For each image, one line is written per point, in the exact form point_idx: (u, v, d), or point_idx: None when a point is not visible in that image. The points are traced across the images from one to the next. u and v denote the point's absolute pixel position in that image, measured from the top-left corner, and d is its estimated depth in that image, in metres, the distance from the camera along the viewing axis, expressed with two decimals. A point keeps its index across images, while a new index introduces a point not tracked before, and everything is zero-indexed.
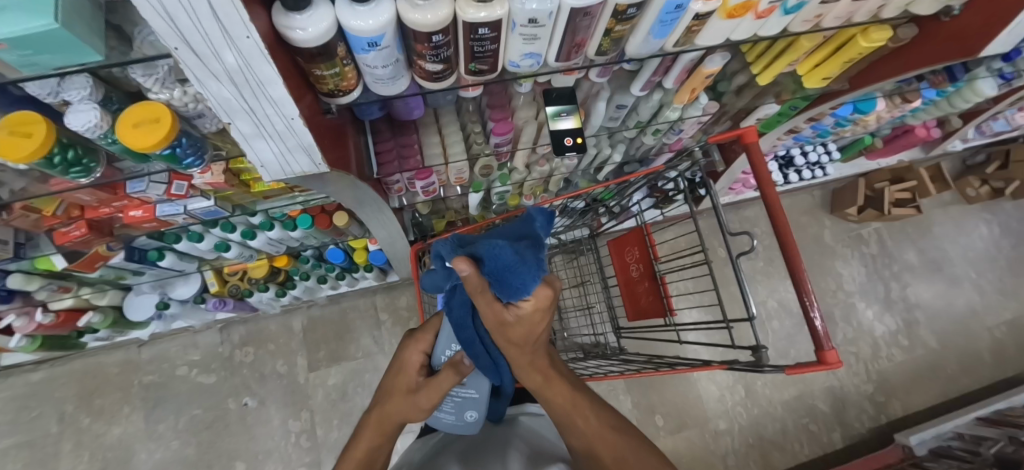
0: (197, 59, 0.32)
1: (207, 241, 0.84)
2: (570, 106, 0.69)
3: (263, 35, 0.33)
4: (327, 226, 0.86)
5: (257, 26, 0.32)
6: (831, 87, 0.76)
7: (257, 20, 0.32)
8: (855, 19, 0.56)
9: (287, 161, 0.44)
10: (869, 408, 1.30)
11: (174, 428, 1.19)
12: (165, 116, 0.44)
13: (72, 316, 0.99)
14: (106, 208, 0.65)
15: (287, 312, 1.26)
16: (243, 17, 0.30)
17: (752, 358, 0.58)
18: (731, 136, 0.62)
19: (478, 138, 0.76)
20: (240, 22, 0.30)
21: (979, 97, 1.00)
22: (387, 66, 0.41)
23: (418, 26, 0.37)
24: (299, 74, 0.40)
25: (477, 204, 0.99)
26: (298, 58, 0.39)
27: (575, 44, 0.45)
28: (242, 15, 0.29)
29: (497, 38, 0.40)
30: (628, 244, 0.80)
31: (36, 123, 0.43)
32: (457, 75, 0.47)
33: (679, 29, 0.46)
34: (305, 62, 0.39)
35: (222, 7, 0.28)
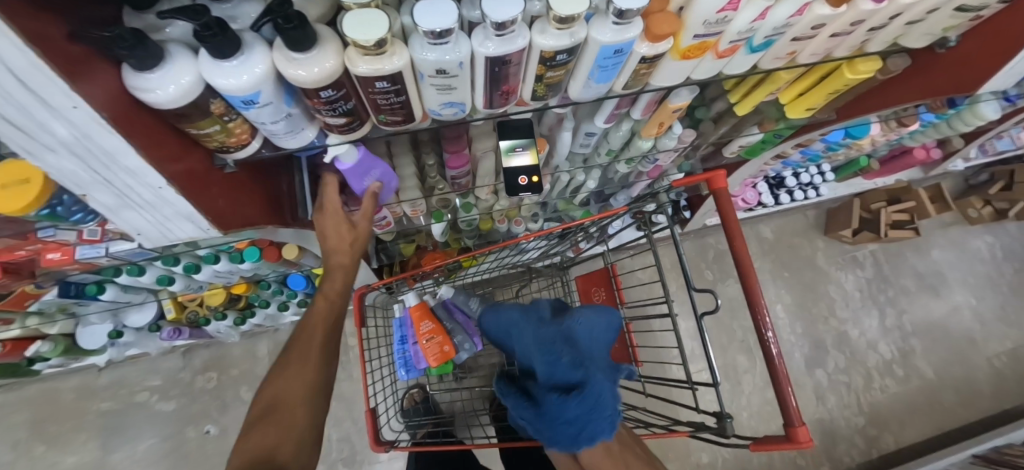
0: (21, 132, 0.27)
1: (149, 275, 0.78)
2: (526, 140, 0.62)
3: (109, 98, 0.28)
4: (277, 259, 0.81)
5: (98, 94, 0.27)
6: (816, 118, 0.70)
7: (99, 86, 0.27)
8: (836, 54, 0.49)
9: (167, 230, 0.39)
10: (861, 442, 1.24)
11: (130, 458, 1.14)
12: (36, 177, 0.38)
13: (19, 346, 0.95)
14: (22, 251, 0.60)
15: (253, 336, 1.21)
16: (65, 87, 0.24)
17: (717, 427, 0.53)
18: (699, 180, 0.56)
19: (432, 171, 0.71)
20: (61, 93, 0.25)
21: (981, 121, 0.93)
22: (279, 122, 0.36)
23: (300, 82, 0.32)
24: (178, 137, 0.35)
25: (442, 232, 0.93)
26: (170, 119, 0.33)
27: (504, 91, 0.39)
28: (62, 85, 0.24)
29: (403, 90, 0.35)
30: (594, 284, 0.75)
31: None
32: (372, 124, 0.41)
33: (625, 72, 0.40)
34: (178, 123, 0.33)
35: (30, 78, 0.23)
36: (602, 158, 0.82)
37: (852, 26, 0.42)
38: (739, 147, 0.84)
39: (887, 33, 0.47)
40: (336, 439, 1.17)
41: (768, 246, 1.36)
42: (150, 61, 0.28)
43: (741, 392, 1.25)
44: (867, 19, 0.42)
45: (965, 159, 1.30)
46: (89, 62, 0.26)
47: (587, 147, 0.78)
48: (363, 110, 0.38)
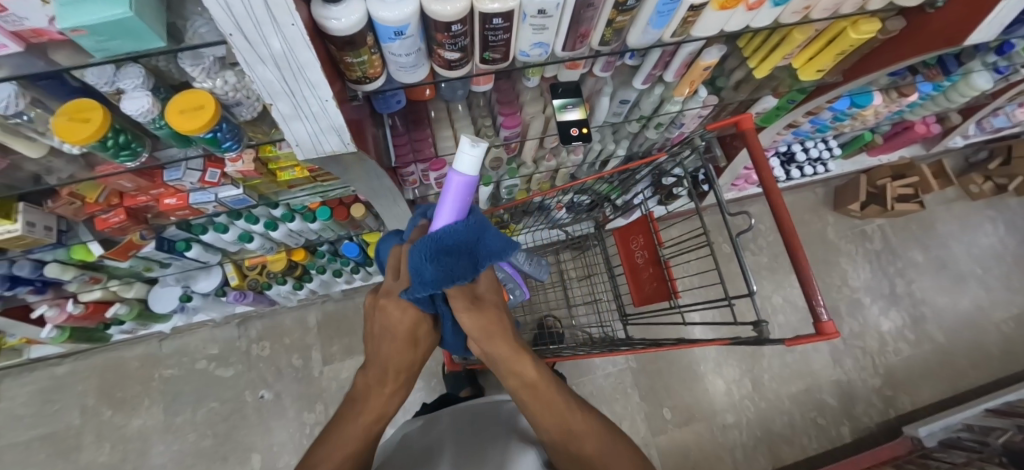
0: (247, 45, 0.36)
1: (232, 232, 0.88)
2: (575, 99, 0.72)
3: (308, 20, 0.37)
4: (345, 218, 0.90)
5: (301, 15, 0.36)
6: (825, 80, 0.80)
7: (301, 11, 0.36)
8: (842, 12, 0.59)
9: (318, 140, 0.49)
10: (877, 403, 1.30)
11: (192, 421, 1.23)
12: (209, 104, 0.48)
13: (101, 308, 1.05)
14: (143, 197, 0.70)
15: (303, 307, 1.31)
16: (290, 6, 0.33)
17: (754, 333, 0.61)
18: (729, 123, 0.65)
19: (489, 131, 0.81)
20: (287, 11, 0.33)
21: (976, 91, 1.02)
22: (410, 55, 0.46)
23: (437, 17, 0.41)
24: (331, 62, 0.45)
25: (487, 197, 1.04)
26: (331, 46, 0.43)
27: (581, 34, 0.49)
28: (289, 4, 0.33)
29: (509, 28, 0.44)
30: (634, 233, 0.84)
31: (94, 110, 0.48)
32: (472, 63, 0.51)
33: (675, 20, 0.50)
34: (337, 50, 0.43)
35: None
36: (633, 125, 0.92)
37: None
38: (756, 114, 0.93)
39: None
40: None
41: None
42: None
43: (762, 356, 1.32)
44: None
45: (964, 136, 1.39)
46: None
47: (621, 115, 0.88)
48: (471, 49, 0.48)
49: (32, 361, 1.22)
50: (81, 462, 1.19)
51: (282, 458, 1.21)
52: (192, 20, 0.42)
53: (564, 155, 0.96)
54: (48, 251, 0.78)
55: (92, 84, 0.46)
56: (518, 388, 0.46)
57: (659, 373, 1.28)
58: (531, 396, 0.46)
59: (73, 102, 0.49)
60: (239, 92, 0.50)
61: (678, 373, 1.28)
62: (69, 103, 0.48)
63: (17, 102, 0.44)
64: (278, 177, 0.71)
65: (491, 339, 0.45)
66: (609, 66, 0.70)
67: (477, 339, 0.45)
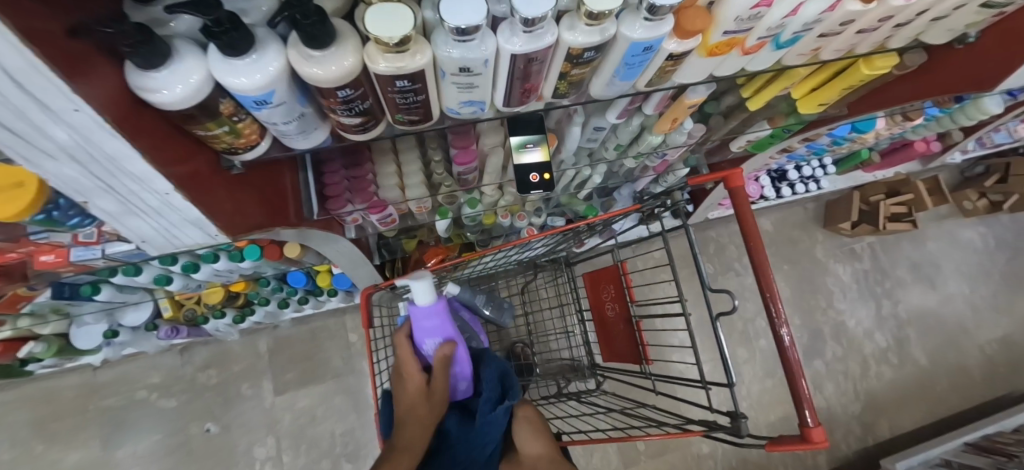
0: (13, 136, 0.24)
1: (147, 273, 0.76)
2: (537, 136, 0.60)
3: (109, 98, 0.25)
4: (278, 258, 0.78)
5: (99, 94, 0.24)
6: (827, 113, 0.69)
7: (99, 84, 0.24)
8: (857, 50, 0.48)
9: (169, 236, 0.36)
10: (856, 429, 1.27)
11: (135, 455, 1.14)
12: (30, 181, 0.36)
13: (12, 346, 0.92)
14: (14, 253, 0.58)
15: (253, 333, 1.20)
16: (70, 91, 0.22)
17: (731, 426, 0.53)
18: (714, 178, 0.55)
19: (438, 166, 0.69)
20: (66, 96, 0.22)
21: (985, 115, 0.93)
22: (291, 123, 0.34)
23: (317, 81, 0.30)
24: (181, 137, 0.33)
25: (446, 227, 0.92)
26: (176, 120, 0.31)
27: (526, 89, 0.37)
28: (67, 89, 0.22)
29: (422, 89, 0.33)
30: (604, 280, 0.74)
31: None
32: (387, 124, 0.39)
33: (650, 69, 0.39)
34: (183, 123, 0.31)
35: (31, 82, 0.20)
36: (609, 153, 0.82)
37: (879, 22, 0.42)
38: (746, 142, 0.83)
39: (910, 29, 0.46)
40: (341, 433, 1.17)
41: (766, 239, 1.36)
42: (156, 59, 0.26)
43: (742, 383, 1.26)
44: (895, 15, 0.41)
45: (963, 151, 1.30)
46: (87, 60, 0.23)
47: (595, 142, 0.76)
48: (379, 110, 0.36)
49: None
50: None
51: None
52: None
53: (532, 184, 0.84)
54: None
55: None
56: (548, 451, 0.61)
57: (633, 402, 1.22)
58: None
59: None
60: None
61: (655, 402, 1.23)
62: None
63: None
64: None
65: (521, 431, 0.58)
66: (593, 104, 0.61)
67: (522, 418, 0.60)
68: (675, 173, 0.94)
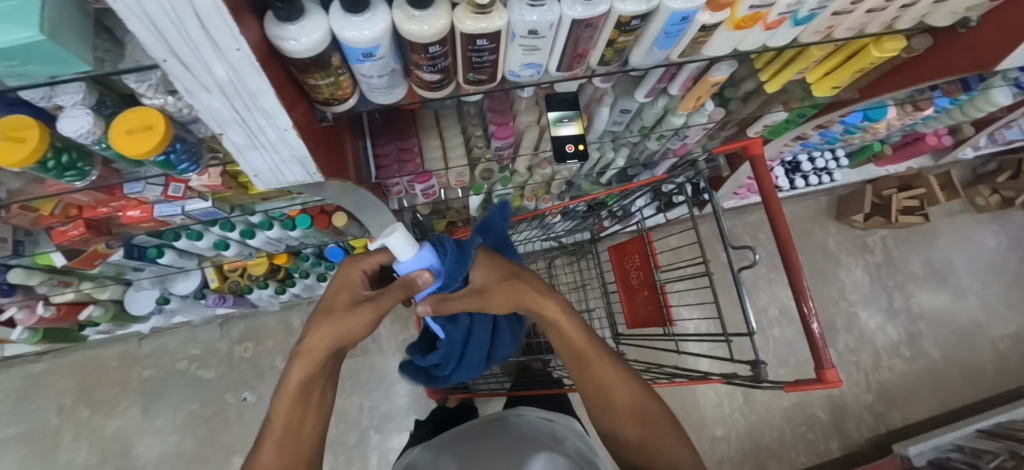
0: (186, 71, 0.31)
1: (207, 239, 0.83)
2: (572, 112, 0.66)
3: (256, 44, 0.32)
4: (327, 227, 0.85)
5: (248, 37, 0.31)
6: (840, 97, 0.75)
7: (250, 32, 0.31)
8: (867, 30, 0.54)
9: (280, 171, 0.43)
10: (868, 418, 1.29)
11: (172, 422, 1.20)
12: (159, 124, 0.43)
13: (73, 309, 1.01)
14: (104, 208, 0.65)
15: (288, 308, 1.27)
16: (233, 29, 0.28)
17: (751, 373, 0.58)
18: (737, 147, 0.61)
19: (479, 141, 0.76)
20: (230, 33, 0.29)
21: (993, 107, 0.97)
22: (384, 76, 0.40)
23: (414, 37, 0.36)
24: (294, 86, 0.39)
25: (477, 206, 0.98)
26: (293, 68, 0.37)
27: (578, 54, 0.43)
28: (232, 27, 0.28)
29: (496, 48, 0.39)
30: (629, 251, 0.80)
31: (152, 115, 0.43)
32: (456, 84, 0.46)
33: (685, 40, 0.45)
34: (299, 72, 0.38)
35: (212, 19, 0.27)
36: (633, 135, 0.87)
37: (886, 2, 0.47)
38: (763, 127, 0.88)
39: (915, 11, 0.51)
40: (367, 406, 1.23)
41: (779, 231, 1.40)
42: (294, 14, 0.33)
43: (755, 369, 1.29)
44: None
45: (975, 148, 1.33)
46: (243, 15, 0.30)
47: (620, 124, 0.82)
48: (454, 69, 0.43)
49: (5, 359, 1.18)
50: (58, 462, 1.16)
51: None
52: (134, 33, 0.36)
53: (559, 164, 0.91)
54: (7, 259, 0.73)
55: (27, 99, 0.41)
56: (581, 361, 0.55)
57: None
58: (601, 389, 0.54)
59: (133, 108, 0.44)
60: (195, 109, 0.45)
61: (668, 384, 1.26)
62: (129, 109, 0.44)
63: None
64: (250, 189, 0.66)
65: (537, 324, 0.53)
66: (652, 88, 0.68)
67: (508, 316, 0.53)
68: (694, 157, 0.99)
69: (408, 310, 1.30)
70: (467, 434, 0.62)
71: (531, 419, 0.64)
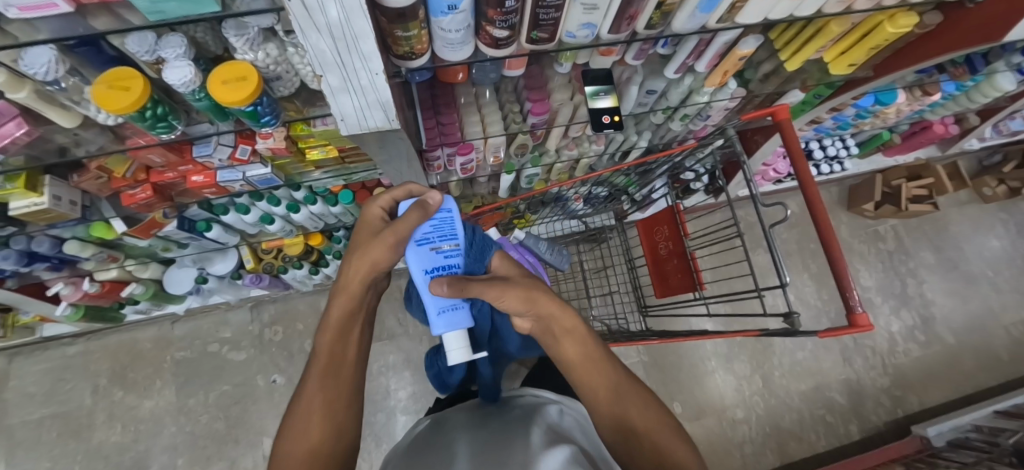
0: (305, 11, 0.35)
1: (253, 214, 0.87)
2: (608, 86, 0.72)
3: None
4: (367, 202, 0.90)
5: None
6: (855, 75, 0.80)
7: None
8: (884, 3, 0.59)
9: (363, 115, 0.48)
10: (886, 402, 1.31)
11: (204, 403, 1.23)
12: (252, 75, 0.47)
13: (116, 287, 1.04)
14: (170, 173, 0.69)
15: (316, 293, 1.31)
16: None
17: (785, 324, 0.61)
18: (764, 115, 0.65)
19: (517, 117, 0.80)
20: None
21: (998, 92, 1.01)
22: (460, 30, 0.45)
23: None
24: (380, 35, 0.44)
25: (507, 186, 1.03)
26: (383, 17, 0.42)
27: (630, 15, 0.48)
28: None
29: (561, 6, 0.44)
30: (658, 223, 0.84)
31: (244, 67, 0.48)
32: (518, 43, 0.51)
33: (724, 5, 0.50)
34: (388, 23, 0.42)
35: None
36: (657, 116, 0.91)
37: None
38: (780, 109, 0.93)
39: None
40: (393, 388, 1.25)
41: (793, 220, 1.43)
42: None
43: (774, 353, 1.32)
44: None
45: (981, 139, 1.38)
46: None
47: (646, 106, 0.87)
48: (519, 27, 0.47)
49: (43, 340, 1.22)
50: (92, 441, 1.19)
51: None
52: None
53: (586, 145, 0.96)
54: (69, 227, 0.77)
55: (133, 52, 0.45)
56: (573, 361, 0.47)
57: (670, 368, 1.29)
58: (599, 392, 0.45)
59: (226, 62, 0.49)
60: (280, 65, 0.50)
61: (687, 366, 1.29)
62: (223, 63, 0.49)
63: (58, 68, 0.44)
64: (307, 156, 0.70)
65: (535, 306, 0.47)
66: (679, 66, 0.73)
67: (525, 311, 0.48)
68: None
69: None
70: (489, 414, 0.63)
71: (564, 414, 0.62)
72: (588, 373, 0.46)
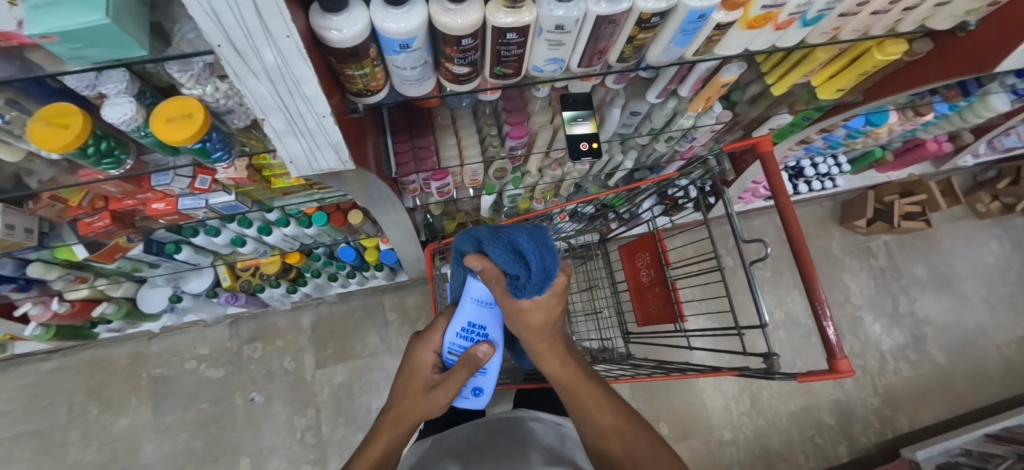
0: (238, 56, 0.32)
1: (224, 236, 0.85)
2: (587, 111, 0.69)
3: (303, 32, 0.34)
4: (342, 224, 0.87)
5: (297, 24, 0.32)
6: (844, 100, 0.77)
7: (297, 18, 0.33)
8: (871, 33, 0.56)
9: (315, 158, 0.45)
10: (876, 423, 1.29)
11: (181, 421, 1.21)
12: (197, 112, 0.45)
13: (87, 306, 1.01)
14: (130, 200, 0.66)
15: (296, 310, 1.28)
16: (285, 16, 0.30)
17: (763, 365, 0.59)
18: (746, 145, 0.63)
19: (494, 141, 0.78)
20: (281, 21, 0.30)
21: (992, 112, 0.99)
22: (415, 68, 0.43)
23: (447, 30, 0.38)
24: (330, 75, 0.42)
25: (488, 206, 1.00)
26: (331, 58, 0.40)
27: (599, 50, 0.46)
28: (284, 13, 0.30)
29: (523, 43, 0.41)
30: (640, 249, 0.81)
31: (191, 104, 0.45)
32: (482, 78, 0.48)
33: (699, 39, 0.48)
34: (337, 62, 0.40)
35: (266, 5, 0.28)
36: (642, 137, 0.89)
37: (890, 4, 0.50)
38: (769, 131, 0.91)
39: (917, 14, 0.54)
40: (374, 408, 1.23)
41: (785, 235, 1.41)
42: (339, 6, 0.35)
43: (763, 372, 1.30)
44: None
45: (975, 155, 1.35)
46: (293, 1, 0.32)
47: (630, 127, 0.84)
48: (482, 63, 0.45)
49: (16, 357, 1.19)
50: (66, 460, 1.17)
51: (271, 463, 1.19)
52: (183, 22, 0.38)
53: (570, 165, 0.92)
54: (30, 252, 0.75)
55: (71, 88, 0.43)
56: (566, 381, 0.49)
57: (657, 388, 1.26)
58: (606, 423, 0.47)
59: (171, 96, 0.46)
60: (230, 100, 0.47)
61: (675, 387, 1.27)
62: (168, 98, 0.46)
63: None
64: (273, 184, 0.68)
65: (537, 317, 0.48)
66: (662, 91, 0.71)
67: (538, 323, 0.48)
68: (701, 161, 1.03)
69: (417, 311, 1.31)
70: (478, 436, 0.62)
71: (549, 425, 0.64)
72: (585, 391, 0.49)
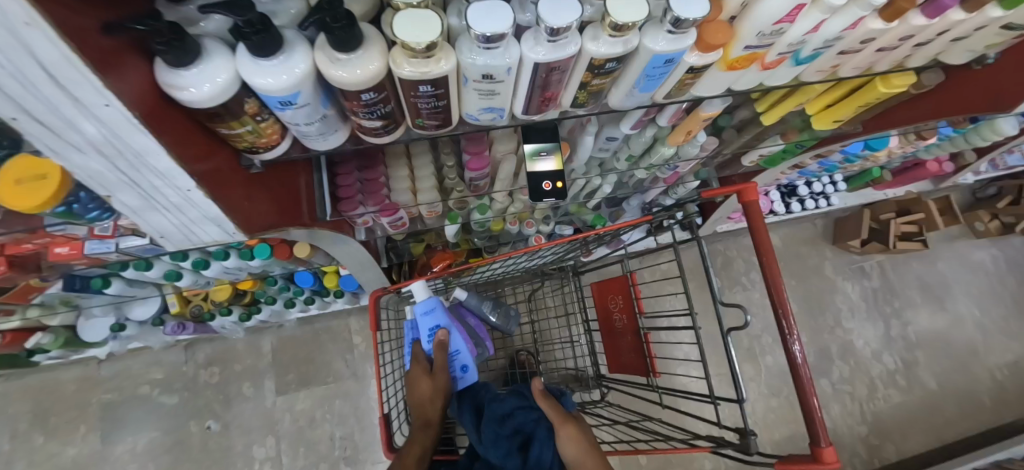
0: (45, 128, 0.25)
1: (157, 270, 0.76)
2: (551, 144, 0.59)
3: (141, 95, 0.26)
4: (287, 257, 0.79)
5: (127, 91, 0.24)
6: (841, 130, 0.69)
7: (127, 79, 0.25)
8: (875, 68, 0.49)
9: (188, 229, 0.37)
10: (862, 452, 1.25)
11: (133, 451, 1.14)
12: (55, 171, 0.36)
13: (20, 336, 0.92)
14: (28, 244, 0.58)
15: (256, 332, 1.20)
16: (100, 86, 0.22)
17: (740, 443, 0.52)
18: (730, 192, 0.55)
19: (451, 173, 0.69)
20: (95, 91, 0.22)
21: (998, 136, 0.92)
22: (313, 124, 0.34)
23: (341, 84, 0.30)
24: (207, 136, 0.34)
25: (454, 233, 0.92)
26: (203, 119, 0.32)
27: (546, 98, 0.38)
28: (98, 83, 0.22)
29: (445, 94, 0.33)
30: (612, 291, 0.74)
31: (48, 161, 0.37)
32: (404, 128, 0.40)
33: (670, 82, 0.39)
34: (208, 121, 0.32)
35: (63, 74, 0.21)
36: (620, 163, 0.81)
37: (899, 41, 0.42)
38: (758, 157, 0.83)
39: (928, 49, 0.46)
40: (339, 436, 1.18)
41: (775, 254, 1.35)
42: (189, 58, 0.27)
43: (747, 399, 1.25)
44: (915, 35, 0.41)
45: (976, 173, 1.28)
46: (116, 59, 0.24)
47: (607, 152, 0.75)
48: (400, 114, 0.37)
49: None
50: None
51: None
52: None
53: None
54: None
55: None
56: None
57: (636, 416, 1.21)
58: None
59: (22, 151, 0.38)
60: None
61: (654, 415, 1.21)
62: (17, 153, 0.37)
63: None
64: None
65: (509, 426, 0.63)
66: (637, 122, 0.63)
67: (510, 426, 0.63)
68: (686, 185, 0.95)
69: None
70: None
71: None
72: None
